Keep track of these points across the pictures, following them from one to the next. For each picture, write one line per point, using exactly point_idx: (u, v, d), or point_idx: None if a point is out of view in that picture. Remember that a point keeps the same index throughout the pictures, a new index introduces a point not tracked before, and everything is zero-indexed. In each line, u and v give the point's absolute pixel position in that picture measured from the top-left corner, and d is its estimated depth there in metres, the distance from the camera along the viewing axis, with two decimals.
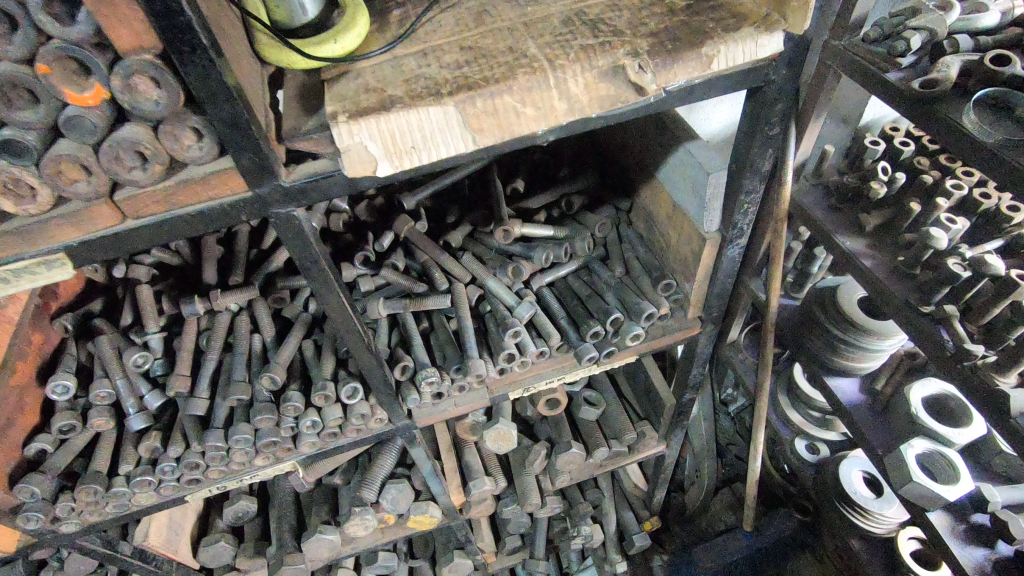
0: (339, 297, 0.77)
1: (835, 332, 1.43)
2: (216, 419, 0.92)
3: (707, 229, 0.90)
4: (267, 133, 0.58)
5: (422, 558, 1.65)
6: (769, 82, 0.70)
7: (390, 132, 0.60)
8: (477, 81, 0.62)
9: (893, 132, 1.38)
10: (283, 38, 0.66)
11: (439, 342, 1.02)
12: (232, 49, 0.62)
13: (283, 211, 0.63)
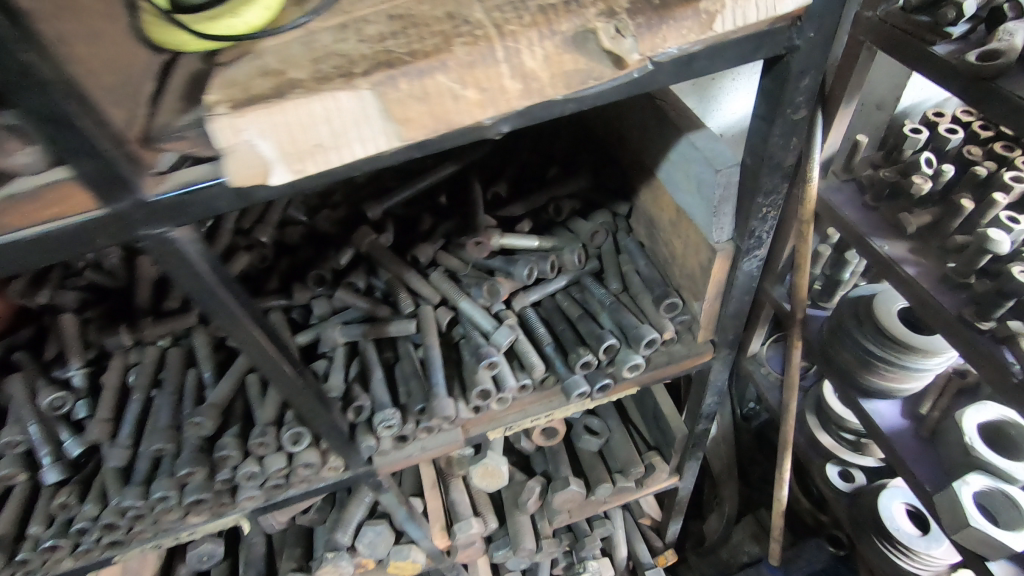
0: (255, 332, 0.60)
1: (871, 348, 1.24)
2: (137, 472, 0.78)
3: (716, 239, 0.74)
4: (118, 132, 0.44)
5: None
6: (793, 50, 0.53)
7: (286, 126, 0.45)
8: (402, 57, 0.47)
9: (936, 118, 1.20)
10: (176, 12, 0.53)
11: (403, 375, 0.87)
12: (89, 25, 0.48)
13: (153, 232, 0.47)
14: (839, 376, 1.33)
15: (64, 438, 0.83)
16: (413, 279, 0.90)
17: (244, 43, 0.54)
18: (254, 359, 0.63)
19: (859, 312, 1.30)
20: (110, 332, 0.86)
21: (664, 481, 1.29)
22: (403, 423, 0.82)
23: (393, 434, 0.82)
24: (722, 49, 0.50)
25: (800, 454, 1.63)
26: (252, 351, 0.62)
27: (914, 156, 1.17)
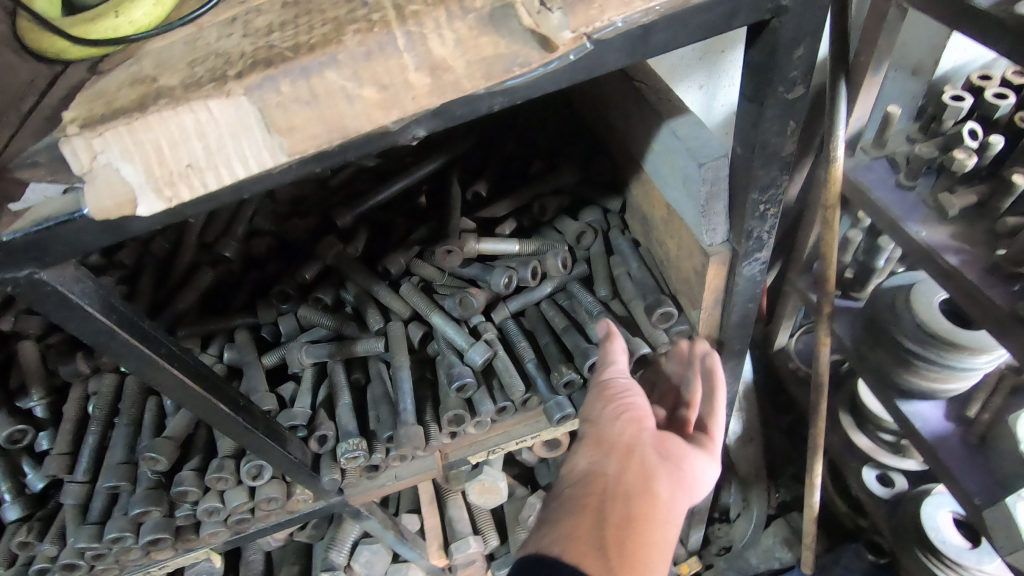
0: (171, 372, 0.54)
1: (909, 345, 1.12)
2: (93, 510, 0.74)
3: (709, 241, 0.64)
4: None
5: None
6: (779, 14, 0.42)
7: (150, 143, 0.38)
8: (283, 52, 0.38)
9: (983, 82, 1.05)
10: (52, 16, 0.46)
11: (373, 399, 0.80)
12: None
13: (12, 275, 0.42)
14: (873, 374, 1.21)
15: (26, 472, 0.79)
16: (382, 293, 0.83)
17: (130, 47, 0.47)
18: (183, 398, 0.57)
19: (895, 303, 1.17)
20: (66, 359, 0.82)
21: None
22: (371, 453, 0.76)
23: (362, 464, 0.76)
24: (683, 19, 0.40)
25: (834, 455, 1.50)
26: (174, 390, 0.56)
27: (956, 127, 1.03)
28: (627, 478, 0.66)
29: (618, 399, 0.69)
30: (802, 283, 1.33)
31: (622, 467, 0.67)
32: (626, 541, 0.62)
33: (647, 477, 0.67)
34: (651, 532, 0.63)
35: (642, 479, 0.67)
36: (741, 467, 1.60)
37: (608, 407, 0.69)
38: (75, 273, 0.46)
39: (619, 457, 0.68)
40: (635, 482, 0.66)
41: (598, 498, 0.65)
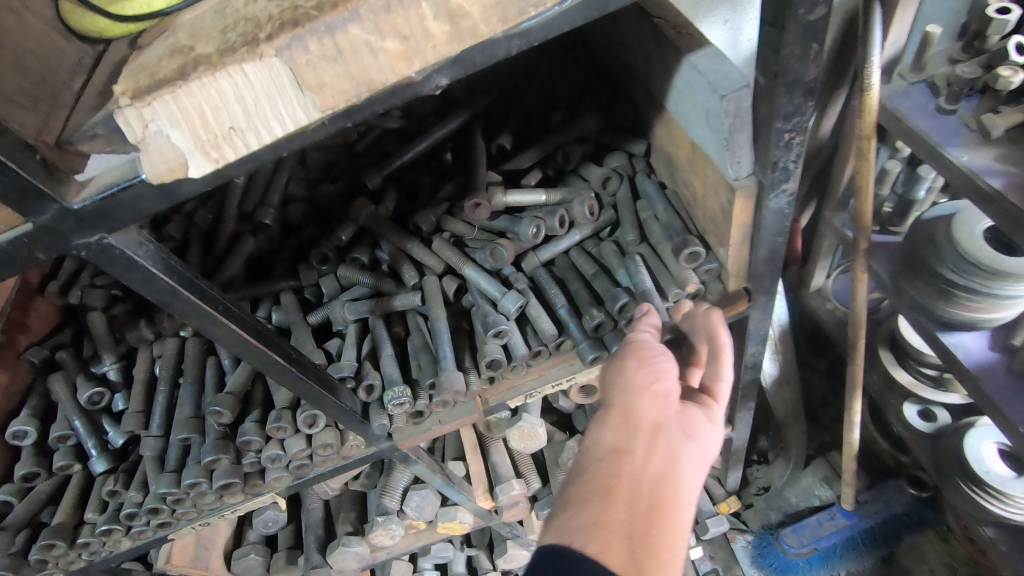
0: (228, 326, 0.59)
1: (951, 277, 1.09)
2: (169, 460, 0.82)
3: (734, 176, 0.64)
4: (26, 138, 0.41)
5: (479, 546, 1.47)
6: None
7: (194, 108, 0.41)
8: (308, 11, 0.40)
9: None
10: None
11: (414, 350, 0.84)
12: None
13: (88, 241, 0.46)
14: (910, 306, 1.18)
15: (106, 430, 0.87)
16: (415, 249, 0.86)
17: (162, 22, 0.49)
18: (241, 351, 0.62)
19: (935, 235, 1.13)
20: (132, 326, 0.89)
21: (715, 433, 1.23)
22: (415, 400, 0.81)
23: (407, 411, 0.81)
24: None
25: (874, 393, 1.49)
26: (232, 344, 0.61)
27: (1001, 44, 0.98)
28: (659, 442, 0.61)
29: (647, 368, 0.65)
30: (837, 220, 1.30)
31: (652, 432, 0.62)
32: (653, 524, 0.54)
33: (678, 460, 0.60)
34: (678, 526, 0.56)
35: (674, 447, 0.61)
36: (779, 409, 1.61)
37: (639, 372, 0.65)
38: (143, 240, 0.50)
39: (647, 436, 0.62)
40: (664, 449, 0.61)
41: (626, 487, 0.57)
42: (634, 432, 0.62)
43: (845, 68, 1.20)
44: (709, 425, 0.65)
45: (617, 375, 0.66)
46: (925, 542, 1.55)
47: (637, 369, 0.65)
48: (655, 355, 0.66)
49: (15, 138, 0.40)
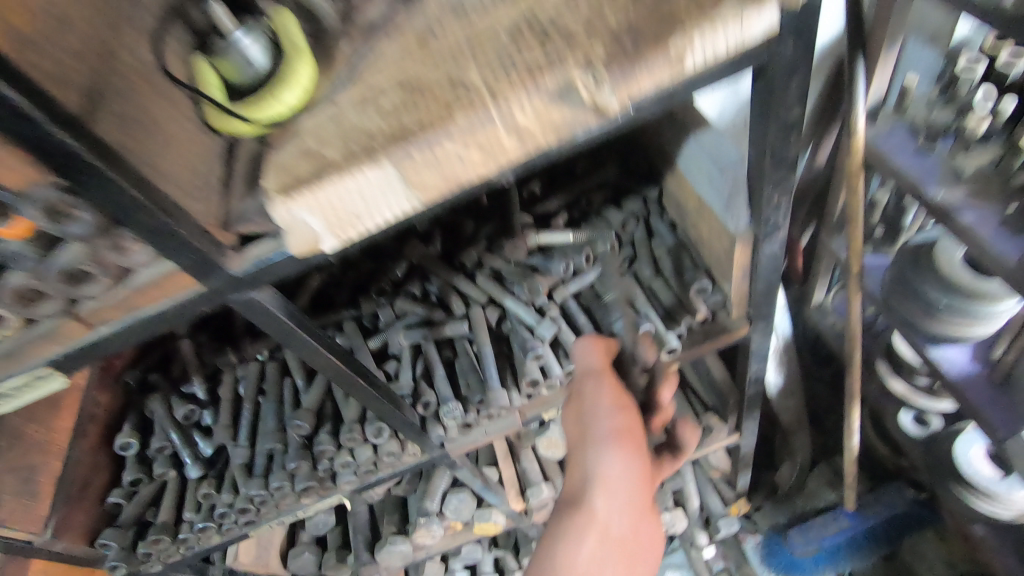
0: (326, 355, 0.73)
1: (937, 298, 1.21)
2: (257, 467, 0.96)
3: (735, 226, 0.78)
4: (204, 225, 0.55)
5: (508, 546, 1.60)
6: (773, 64, 0.56)
7: (328, 202, 0.55)
8: (412, 130, 0.54)
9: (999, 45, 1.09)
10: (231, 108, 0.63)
11: (462, 370, 0.98)
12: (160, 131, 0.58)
13: (239, 296, 0.60)
14: (901, 324, 1.30)
15: (198, 441, 1.01)
16: (461, 283, 1.00)
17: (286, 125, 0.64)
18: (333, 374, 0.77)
19: (919, 260, 1.25)
20: (220, 352, 1.04)
21: (724, 440, 1.35)
22: (465, 413, 0.94)
23: (458, 422, 0.95)
24: (704, 78, 0.54)
25: (872, 401, 1.61)
26: (328, 368, 0.75)
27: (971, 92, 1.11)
28: (619, 553, 0.75)
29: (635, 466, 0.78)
30: (833, 243, 1.43)
31: (613, 538, 0.75)
32: None
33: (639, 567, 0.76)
34: None
35: (631, 543, 0.76)
36: (784, 417, 1.72)
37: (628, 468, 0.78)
38: (273, 292, 0.65)
39: (623, 543, 0.75)
40: (623, 546, 0.76)
41: None
42: (599, 525, 0.75)
43: (835, 109, 1.33)
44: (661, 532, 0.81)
45: (608, 473, 0.77)
46: (924, 540, 1.66)
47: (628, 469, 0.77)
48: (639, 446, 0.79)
49: (199, 227, 0.54)
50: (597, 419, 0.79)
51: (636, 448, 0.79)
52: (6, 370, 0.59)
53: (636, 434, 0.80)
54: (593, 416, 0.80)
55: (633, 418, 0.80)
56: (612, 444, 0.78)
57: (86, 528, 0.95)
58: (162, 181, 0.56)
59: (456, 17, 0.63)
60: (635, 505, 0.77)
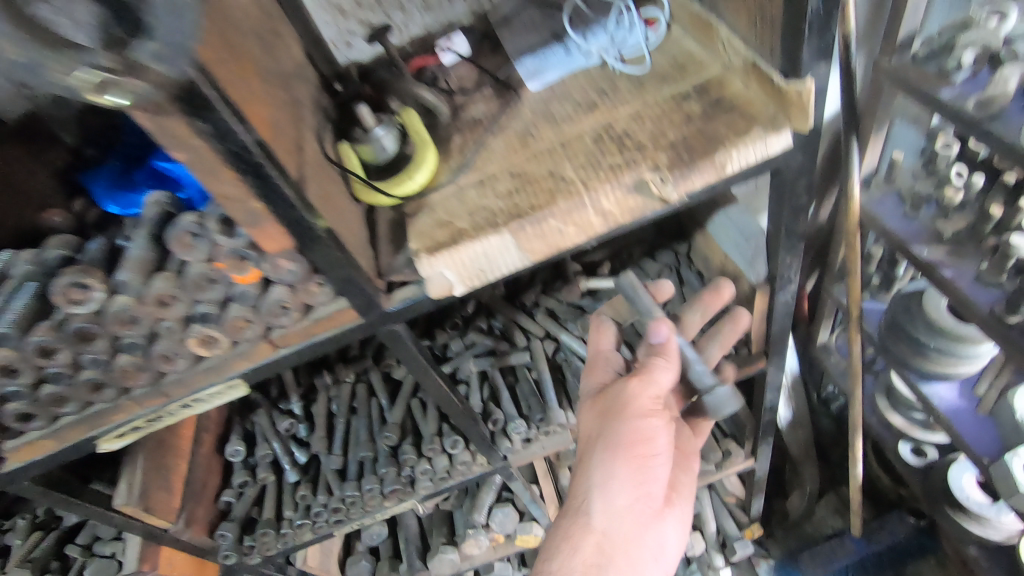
0: (433, 376, 0.94)
1: (924, 340, 1.39)
2: (351, 472, 1.14)
3: (755, 279, 0.98)
4: (369, 275, 0.75)
5: None
6: (787, 167, 0.77)
7: (461, 260, 0.75)
8: (524, 209, 0.75)
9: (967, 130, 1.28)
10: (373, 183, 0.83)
11: (524, 394, 1.17)
12: (335, 202, 0.79)
13: (386, 326, 0.80)
14: (895, 362, 1.49)
15: (295, 450, 1.19)
16: (523, 320, 1.20)
17: (418, 198, 0.85)
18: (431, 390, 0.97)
19: (910, 306, 1.45)
20: (317, 374, 1.23)
21: (741, 463, 1.52)
22: (528, 429, 1.12)
23: (522, 437, 1.13)
24: (737, 178, 0.75)
25: (873, 433, 1.77)
26: (432, 388, 0.96)
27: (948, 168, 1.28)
28: (617, 553, 0.90)
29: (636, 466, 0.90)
30: (835, 290, 1.62)
31: (609, 544, 0.90)
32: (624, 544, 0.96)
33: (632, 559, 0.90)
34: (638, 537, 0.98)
35: (628, 545, 0.91)
36: (793, 447, 1.88)
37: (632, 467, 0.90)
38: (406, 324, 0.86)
39: (619, 540, 0.90)
40: (621, 546, 0.90)
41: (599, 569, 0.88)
42: (598, 531, 0.90)
43: (833, 176, 1.56)
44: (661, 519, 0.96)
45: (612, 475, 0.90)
46: (926, 566, 1.79)
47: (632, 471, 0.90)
48: (643, 448, 0.90)
49: (367, 276, 0.74)
50: (615, 430, 0.90)
51: (649, 465, 0.91)
52: (208, 380, 0.79)
53: (651, 452, 0.91)
54: (614, 427, 0.90)
55: (653, 441, 0.90)
56: (627, 469, 0.90)
57: (205, 521, 1.12)
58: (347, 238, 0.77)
59: (549, 122, 0.85)
60: (634, 510, 0.92)
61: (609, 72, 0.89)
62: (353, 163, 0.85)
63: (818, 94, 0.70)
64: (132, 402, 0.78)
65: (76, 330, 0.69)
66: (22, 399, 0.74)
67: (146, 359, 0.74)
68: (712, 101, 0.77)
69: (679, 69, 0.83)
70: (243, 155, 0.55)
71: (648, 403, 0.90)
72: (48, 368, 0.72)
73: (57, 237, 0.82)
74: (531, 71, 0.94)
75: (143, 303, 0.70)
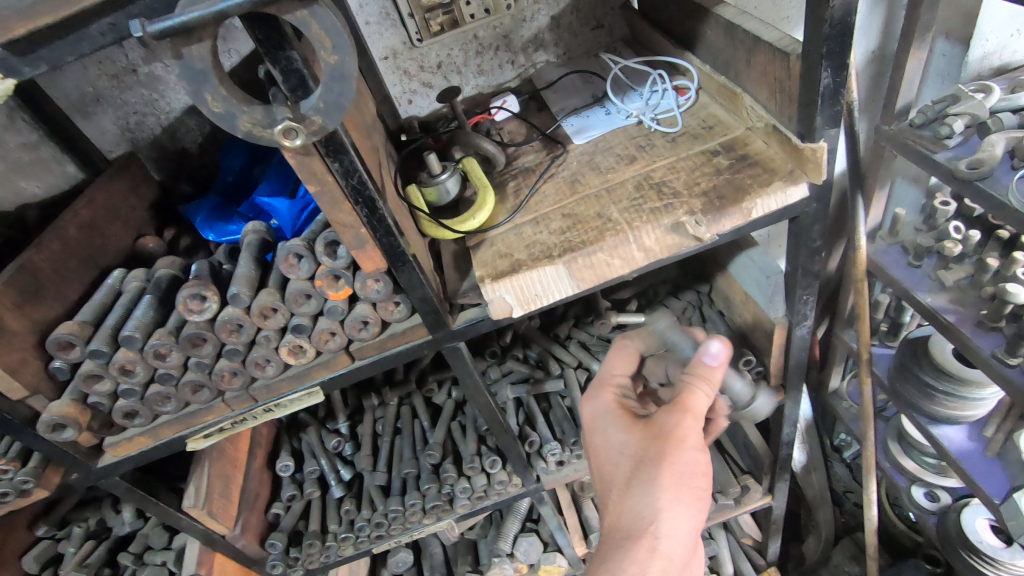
0: (482, 393, 1.05)
1: (931, 382, 1.47)
2: (394, 488, 1.21)
3: (775, 315, 1.08)
4: (436, 294, 0.85)
5: None
6: (804, 213, 0.89)
7: (519, 285, 0.85)
8: (575, 244, 0.86)
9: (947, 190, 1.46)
10: (439, 220, 0.93)
11: (557, 419, 1.26)
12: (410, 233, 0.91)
13: (451, 343, 0.91)
14: (905, 405, 1.56)
15: (341, 468, 1.26)
16: (558, 350, 1.28)
17: (479, 233, 0.95)
18: (476, 404, 1.07)
19: (917, 350, 1.55)
20: (365, 397, 1.31)
21: (758, 500, 1.57)
22: (562, 451, 1.21)
23: (556, 459, 1.21)
24: (760, 222, 0.87)
25: (887, 477, 1.81)
26: (482, 404, 1.07)
27: (947, 223, 1.44)
28: None
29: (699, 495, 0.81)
30: (845, 335, 1.72)
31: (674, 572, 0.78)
32: None
33: None
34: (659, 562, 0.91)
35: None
36: (808, 491, 1.92)
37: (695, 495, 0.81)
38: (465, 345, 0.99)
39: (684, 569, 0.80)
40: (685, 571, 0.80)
41: None
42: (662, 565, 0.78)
43: (841, 228, 1.68)
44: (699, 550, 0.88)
45: (676, 502, 0.80)
46: None
47: (693, 500, 0.81)
48: (703, 478, 0.82)
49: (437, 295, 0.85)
50: (681, 456, 0.81)
51: (704, 497, 0.83)
52: (293, 386, 0.90)
53: (705, 484, 0.83)
54: (677, 451, 0.81)
55: (708, 473, 0.82)
56: (688, 500, 0.81)
57: (257, 531, 1.20)
58: (424, 264, 0.88)
59: (594, 172, 0.98)
60: (694, 538, 0.82)
61: (645, 130, 1.02)
62: (418, 199, 0.95)
63: (830, 153, 0.83)
64: (224, 403, 0.90)
65: (190, 336, 0.81)
66: (133, 396, 0.85)
67: (243, 364, 0.86)
68: (738, 157, 0.90)
69: (708, 130, 0.97)
70: (359, 189, 0.68)
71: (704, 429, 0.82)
72: (160, 369, 0.83)
73: (165, 260, 0.94)
74: (575, 128, 1.08)
75: (249, 314, 0.82)
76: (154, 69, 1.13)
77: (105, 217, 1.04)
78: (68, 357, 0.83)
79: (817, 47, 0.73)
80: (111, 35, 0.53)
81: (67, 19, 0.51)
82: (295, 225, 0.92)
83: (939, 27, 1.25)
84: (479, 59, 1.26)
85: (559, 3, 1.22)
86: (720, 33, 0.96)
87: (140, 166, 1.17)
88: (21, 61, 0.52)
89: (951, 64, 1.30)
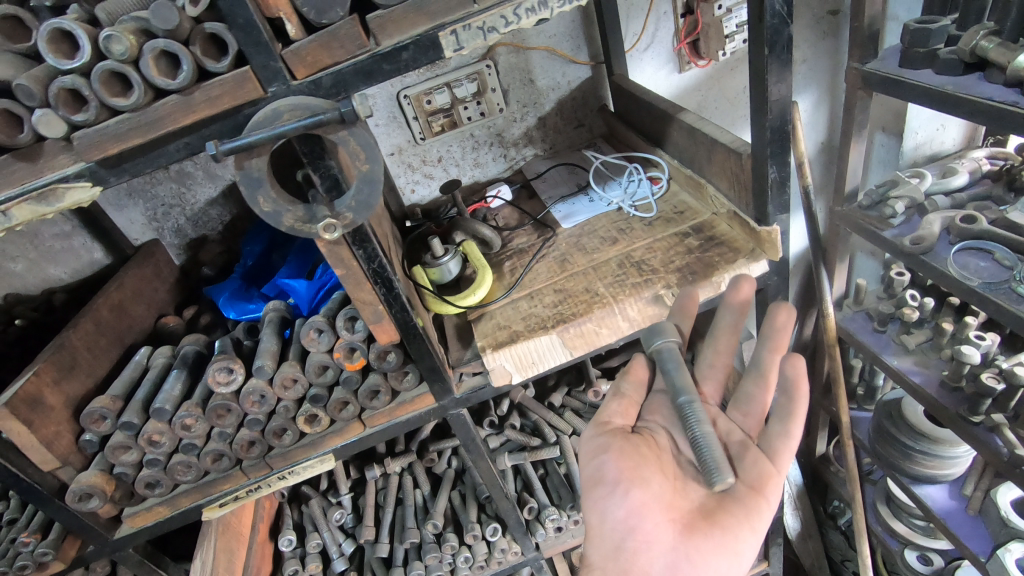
0: (483, 459, 1.11)
1: (908, 443, 1.54)
2: (398, 559, 1.26)
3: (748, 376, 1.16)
4: (442, 362, 0.94)
5: None
6: (767, 286, 1.02)
7: (517, 353, 0.94)
8: (566, 315, 0.97)
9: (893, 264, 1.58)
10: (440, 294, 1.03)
11: (555, 485, 1.33)
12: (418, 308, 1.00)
13: (455, 410, 1.00)
14: (890, 466, 1.62)
15: (343, 541, 1.28)
16: (554, 418, 1.32)
17: (479, 308, 1.05)
18: (478, 469, 1.12)
19: (892, 413, 1.63)
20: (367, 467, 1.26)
21: (754, 566, 1.59)
22: (560, 517, 1.26)
23: (554, 525, 1.26)
24: None
25: (880, 542, 1.83)
26: (482, 472, 1.12)
27: (904, 292, 1.54)
28: None
29: (612, 502, 0.83)
30: (826, 400, 1.80)
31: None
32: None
33: None
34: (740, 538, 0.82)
35: None
36: (805, 559, 1.92)
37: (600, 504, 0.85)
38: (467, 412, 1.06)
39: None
40: (614, 563, 0.82)
41: None
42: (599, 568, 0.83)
43: (810, 299, 1.82)
44: (679, 550, 0.81)
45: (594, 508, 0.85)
46: None
47: (604, 506, 0.84)
48: (606, 481, 0.85)
49: (433, 364, 0.91)
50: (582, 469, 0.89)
51: (628, 500, 0.83)
52: (305, 454, 0.97)
53: (613, 485, 0.84)
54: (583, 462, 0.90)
55: (607, 477, 0.84)
56: (603, 509, 0.84)
57: None
58: (432, 335, 0.97)
59: (581, 252, 1.10)
60: (628, 550, 0.82)
61: (625, 216, 1.16)
62: (423, 275, 1.05)
63: (785, 235, 0.96)
64: (241, 471, 0.96)
65: (216, 406, 0.87)
66: (157, 466, 0.90)
67: (262, 433, 0.93)
68: (706, 238, 1.03)
69: (679, 215, 1.11)
70: (379, 271, 0.78)
71: (588, 438, 0.90)
72: (185, 439, 0.89)
73: (190, 336, 1.02)
74: (563, 214, 1.22)
75: (271, 385, 0.89)
76: (184, 167, 1.25)
77: (132, 298, 1.13)
78: (98, 429, 0.88)
79: (763, 149, 0.88)
80: (185, 151, 0.65)
81: (153, 139, 0.63)
82: (312, 303, 1.01)
83: (874, 123, 1.46)
84: (475, 154, 1.42)
85: (544, 107, 1.40)
86: (683, 135, 1.11)
87: (163, 252, 1.27)
88: (108, 172, 0.64)
89: (890, 153, 1.49)
